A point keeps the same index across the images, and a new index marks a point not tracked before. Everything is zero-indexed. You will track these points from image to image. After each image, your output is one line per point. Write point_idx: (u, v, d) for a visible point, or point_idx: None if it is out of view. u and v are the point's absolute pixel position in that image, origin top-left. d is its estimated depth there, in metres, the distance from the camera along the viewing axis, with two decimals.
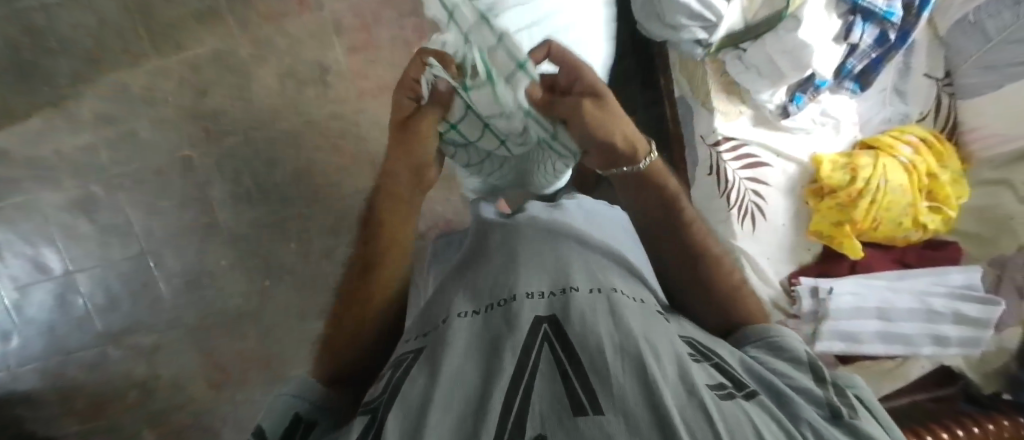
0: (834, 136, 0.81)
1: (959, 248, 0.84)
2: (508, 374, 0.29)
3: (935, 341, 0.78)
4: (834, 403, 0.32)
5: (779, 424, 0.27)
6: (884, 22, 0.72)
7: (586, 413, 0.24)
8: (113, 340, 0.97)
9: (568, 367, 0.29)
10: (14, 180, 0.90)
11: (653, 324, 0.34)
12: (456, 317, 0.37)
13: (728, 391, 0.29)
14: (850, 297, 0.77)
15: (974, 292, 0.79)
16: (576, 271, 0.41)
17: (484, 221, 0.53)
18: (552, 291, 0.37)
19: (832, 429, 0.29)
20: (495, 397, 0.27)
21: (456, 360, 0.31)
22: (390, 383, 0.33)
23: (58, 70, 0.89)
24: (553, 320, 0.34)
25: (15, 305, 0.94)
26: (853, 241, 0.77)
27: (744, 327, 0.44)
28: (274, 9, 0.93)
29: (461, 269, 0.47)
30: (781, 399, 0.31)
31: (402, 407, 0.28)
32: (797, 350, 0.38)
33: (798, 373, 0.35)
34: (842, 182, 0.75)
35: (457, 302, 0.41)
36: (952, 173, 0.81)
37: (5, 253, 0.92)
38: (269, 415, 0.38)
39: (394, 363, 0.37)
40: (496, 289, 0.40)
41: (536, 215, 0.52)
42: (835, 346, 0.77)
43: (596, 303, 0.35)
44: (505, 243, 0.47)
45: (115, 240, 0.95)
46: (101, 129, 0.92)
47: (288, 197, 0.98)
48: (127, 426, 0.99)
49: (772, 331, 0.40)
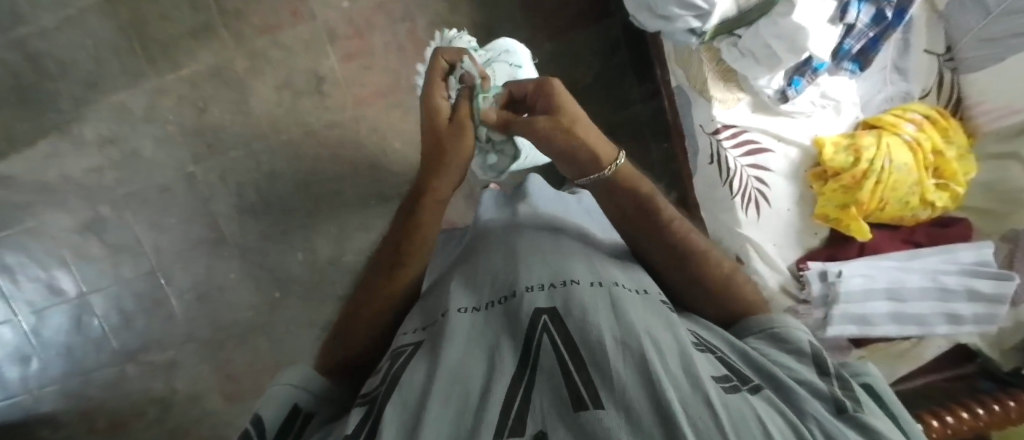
0: (834, 118, 0.80)
1: (969, 225, 0.82)
2: (509, 370, 0.29)
3: (949, 320, 0.77)
4: (839, 397, 0.31)
5: (784, 417, 0.27)
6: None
7: (586, 408, 0.24)
8: (129, 358, 0.98)
9: (569, 362, 0.28)
10: (23, 206, 0.92)
11: (654, 317, 0.34)
12: (456, 312, 0.37)
13: (733, 384, 0.29)
14: (861, 279, 0.76)
15: (987, 268, 0.77)
16: (577, 265, 0.40)
17: (480, 223, 0.53)
18: (552, 284, 0.37)
19: (839, 423, 0.29)
20: (496, 392, 0.27)
21: (457, 354, 0.31)
22: (388, 375, 0.33)
23: (60, 95, 0.90)
24: (553, 313, 0.34)
25: (32, 328, 0.95)
26: (860, 223, 0.76)
27: (743, 321, 0.42)
28: (268, 22, 0.93)
29: (461, 265, 0.47)
30: (787, 394, 0.31)
31: (401, 399, 0.29)
32: (802, 342, 0.37)
33: (804, 366, 0.35)
34: (845, 164, 0.74)
35: (455, 294, 0.41)
36: (957, 149, 0.80)
37: (18, 277, 0.94)
38: (269, 402, 0.36)
39: (393, 354, 0.37)
40: (496, 285, 0.40)
41: (534, 212, 0.52)
42: (847, 330, 0.76)
43: (597, 296, 0.35)
44: (504, 239, 0.47)
45: (125, 259, 0.96)
46: (105, 151, 0.93)
47: (293, 208, 0.98)
48: None
49: (776, 322, 0.40)
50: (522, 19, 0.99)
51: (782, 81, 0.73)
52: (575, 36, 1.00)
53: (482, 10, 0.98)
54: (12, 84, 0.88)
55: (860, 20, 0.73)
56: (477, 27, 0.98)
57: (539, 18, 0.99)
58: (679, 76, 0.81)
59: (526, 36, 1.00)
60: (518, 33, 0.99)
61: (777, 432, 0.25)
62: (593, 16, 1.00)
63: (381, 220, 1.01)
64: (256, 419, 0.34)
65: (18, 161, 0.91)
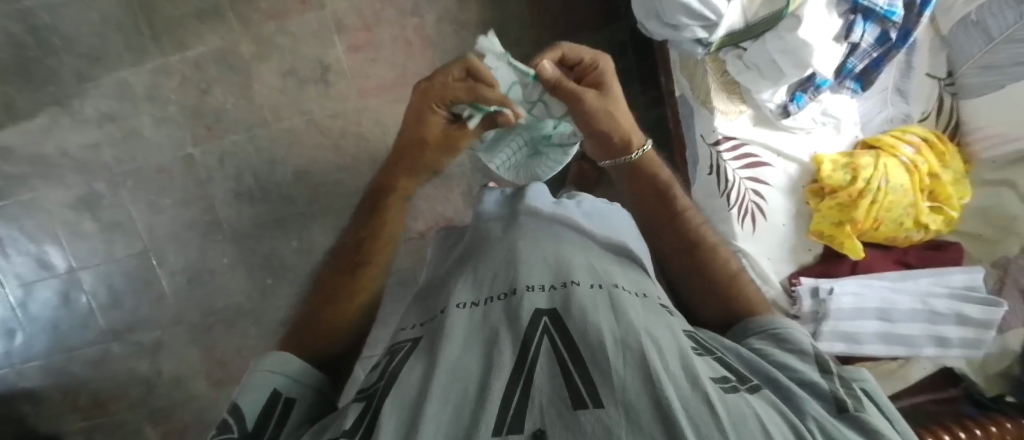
0: (834, 136, 0.80)
1: (961, 249, 0.83)
2: (507, 369, 0.29)
3: (936, 342, 0.78)
4: (838, 397, 0.32)
5: (783, 417, 0.27)
6: (886, 21, 0.71)
7: (585, 405, 0.24)
8: (116, 337, 0.97)
9: (568, 362, 0.29)
10: (18, 178, 0.91)
11: (654, 317, 0.34)
12: (455, 309, 0.37)
13: (732, 384, 0.29)
14: (851, 297, 0.76)
15: (976, 293, 0.78)
16: (576, 265, 0.41)
17: (478, 222, 0.54)
18: (553, 285, 0.37)
19: (838, 425, 0.29)
20: (495, 389, 0.27)
21: (455, 351, 0.31)
22: (387, 372, 0.33)
23: (62, 69, 0.89)
24: (553, 313, 0.34)
25: (20, 301, 0.95)
26: (855, 241, 0.76)
27: (745, 316, 0.43)
28: (276, 8, 0.93)
29: (463, 261, 0.47)
30: (784, 395, 0.31)
31: (398, 396, 0.28)
32: (801, 344, 0.38)
33: (804, 366, 0.35)
34: (842, 181, 0.75)
35: (456, 291, 0.41)
36: (954, 174, 0.81)
37: (10, 250, 0.93)
38: (247, 390, 0.35)
39: (392, 351, 0.37)
40: (496, 283, 0.40)
41: (536, 213, 0.51)
42: (835, 347, 0.77)
43: (596, 297, 0.35)
44: (506, 238, 0.47)
45: (118, 238, 0.95)
46: (105, 128, 0.92)
47: (290, 196, 0.98)
48: (130, 423, 1.00)
49: (775, 324, 0.40)
50: (530, 20, 1.00)
51: (783, 96, 0.73)
52: (583, 40, 1.01)
53: (491, 9, 0.98)
54: (14, 55, 0.88)
55: (865, 39, 0.74)
56: (485, 26, 0.99)
57: (547, 21, 1.00)
58: (683, 86, 0.81)
59: (533, 38, 1.00)
60: (525, 35, 1.00)
61: (775, 431, 0.25)
62: (601, 22, 1.00)
63: None
64: (234, 408, 0.33)
65: (16, 133, 0.90)
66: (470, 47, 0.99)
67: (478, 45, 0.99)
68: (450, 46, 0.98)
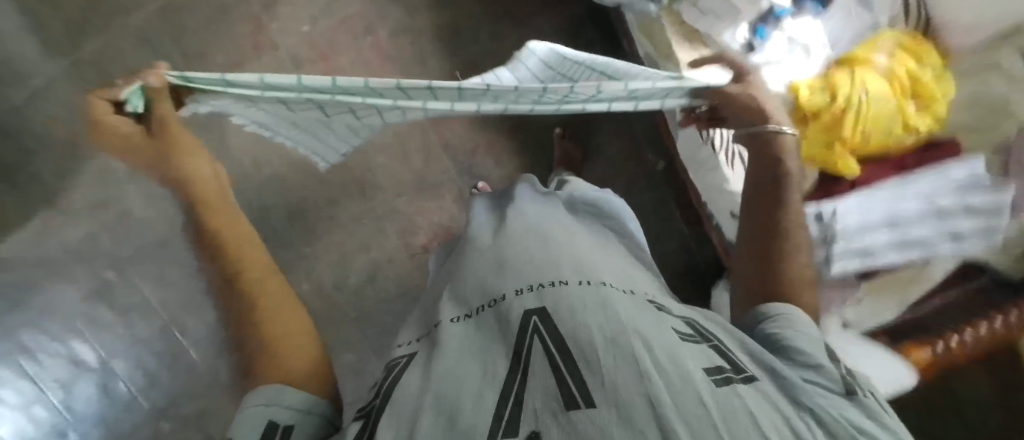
0: (806, 59, 0.78)
1: (957, 144, 0.80)
2: (501, 377, 0.29)
3: (951, 235, 0.76)
4: (847, 380, 0.33)
5: (783, 409, 0.27)
6: None
7: (578, 406, 0.24)
8: (159, 414, 0.98)
9: (559, 363, 0.28)
10: (27, 282, 0.93)
11: (644, 313, 0.34)
12: (450, 322, 0.38)
13: (726, 375, 0.29)
14: (856, 215, 0.75)
15: (982, 184, 0.76)
16: (565, 265, 0.40)
17: (466, 234, 0.53)
18: (541, 285, 0.37)
19: (848, 406, 0.31)
20: (488, 399, 0.27)
21: (451, 363, 0.32)
22: (383, 388, 0.34)
23: (44, 172, 0.92)
24: (543, 313, 0.33)
25: (63, 403, 0.94)
26: (846, 159, 0.75)
27: (764, 303, 0.45)
28: (231, 58, 0.94)
29: (454, 271, 0.47)
30: (783, 382, 0.31)
31: (395, 410, 0.29)
32: (806, 327, 0.39)
33: (810, 347, 0.37)
34: (821, 104, 0.73)
35: (450, 304, 0.41)
36: (933, 71, 0.78)
37: (38, 355, 0.93)
38: (243, 424, 0.37)
39: (389, 367, 0.37)
40: (485, 291, 0.40)
41: (524, 216, 0.50)
42: (850, 264, 0.76)
43: (586, 296, 0.35)
44: (495, 244, 0.46)
45: (136, 318, 0.97)
46: (97, 215, 0.94)
47: (289, 241, 0.98)
48: None
49: (782, 310, 0.42)
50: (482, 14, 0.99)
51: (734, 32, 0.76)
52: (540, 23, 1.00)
53: (443, 13, 0.98)
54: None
55: None
56: (440, 29, 0.98)
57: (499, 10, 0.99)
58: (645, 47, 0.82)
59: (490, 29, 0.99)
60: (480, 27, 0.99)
61: (773, 427, 0.25)
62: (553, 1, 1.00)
63: (377, 236, 1.01)
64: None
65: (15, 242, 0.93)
66: (429, 52, 0.97)
67: (436, 48, 0.98)
68: (409, 55, 0.97)
